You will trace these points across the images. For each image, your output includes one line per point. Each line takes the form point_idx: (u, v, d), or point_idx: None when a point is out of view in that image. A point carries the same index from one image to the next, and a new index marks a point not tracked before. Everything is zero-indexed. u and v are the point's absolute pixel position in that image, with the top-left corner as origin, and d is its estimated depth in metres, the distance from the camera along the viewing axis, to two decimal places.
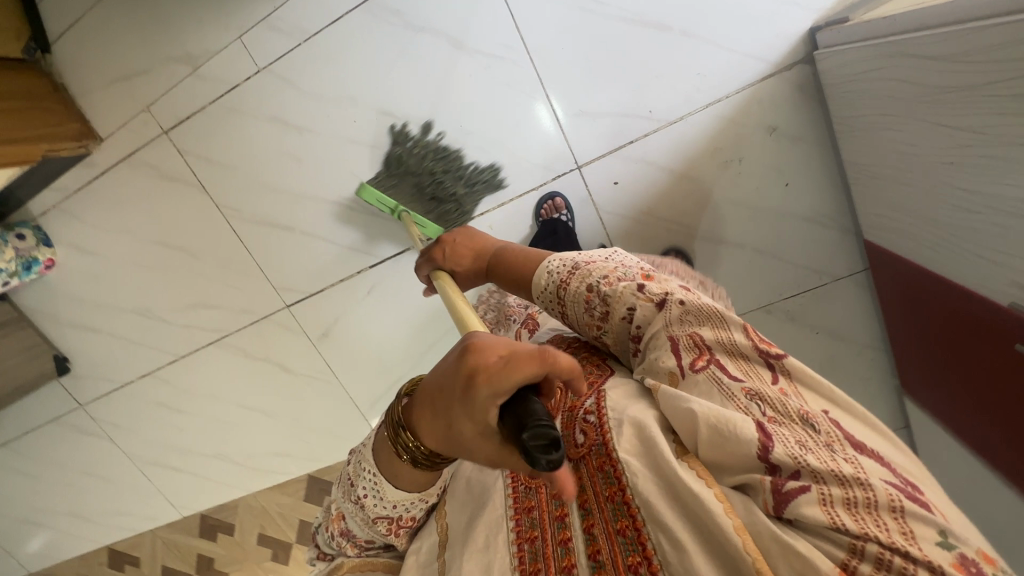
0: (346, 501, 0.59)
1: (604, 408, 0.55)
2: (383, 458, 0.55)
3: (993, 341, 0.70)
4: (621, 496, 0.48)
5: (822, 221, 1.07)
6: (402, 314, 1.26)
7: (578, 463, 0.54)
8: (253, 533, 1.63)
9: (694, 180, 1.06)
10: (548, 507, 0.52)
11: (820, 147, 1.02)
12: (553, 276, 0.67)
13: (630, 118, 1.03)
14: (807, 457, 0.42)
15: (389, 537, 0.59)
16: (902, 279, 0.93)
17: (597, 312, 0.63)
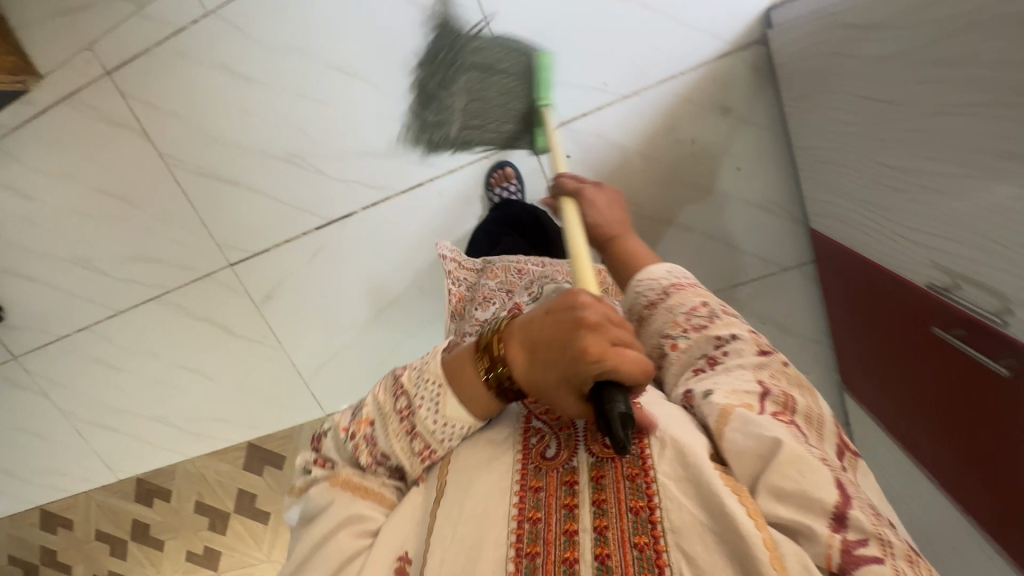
0: (387, 404, 0.55)
1: (642, 409, 0.50)
2: (460, 372, 0.53)
3: (924, 327, 0.70)
4: (649, 512, 0.44)
5: (772, 209, 1.06)
6: (348, 280, 1.23)
7: (598, 459, 0.49)
8: (190, 501, 1.60)
9: (644, 159, 1.05)
10: (558, 494, 0.48)
11: (773, 132, 1.00)
12: (665, 278, 0.61)
13: (582, 89, 1.02)
14: (880, 528, 0.41)
15: (409, 465, 0.55)
16: (844, 272, 0.93)
17: (692, 320, 0.56)
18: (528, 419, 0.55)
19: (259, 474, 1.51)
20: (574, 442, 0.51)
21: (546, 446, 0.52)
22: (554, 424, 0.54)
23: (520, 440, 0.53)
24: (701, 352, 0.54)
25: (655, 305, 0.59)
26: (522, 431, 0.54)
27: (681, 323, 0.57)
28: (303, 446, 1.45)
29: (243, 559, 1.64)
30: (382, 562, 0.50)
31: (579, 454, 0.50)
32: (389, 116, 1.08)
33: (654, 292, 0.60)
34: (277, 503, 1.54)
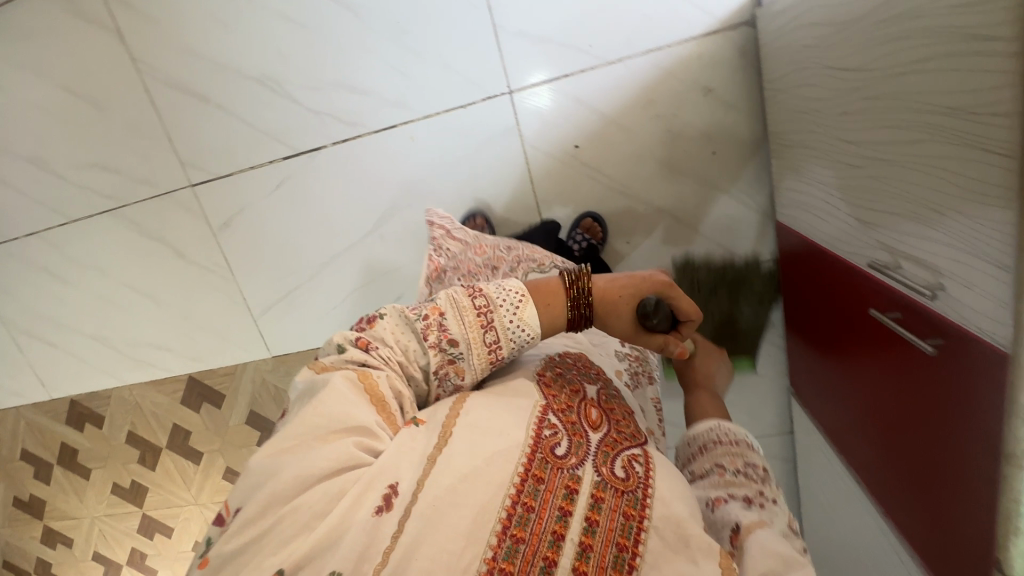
0: (462, 296, 0.55)
1: (654, 466, 0.50)
2: (552, 291, 0.56)
3: (864, 311, 0.69)
4: (631, 555, 0.44)
5: (743, 199, 1.04)
6: (309, 217, 1.20)
7: (603, 480, 0.48)
8: (123, 431, 1.56)
9: (621, 129, 1.03)
10: (557, 501, 0.46)
11: (752, 119, 0.99)
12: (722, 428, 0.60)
13: (567, 48, 1.00)
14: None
15: (475, 359, 0.54)
16: (797, 262, 0.92)
17: (752, 473, 0.54)
18: (545, 409, 0.53)
19: (196, 410, 1.48)
20: (584, 453, 0.50)
21: (557, 443, 0.50)
22: (569, 426, 0.52)
23: (534, 425, 0.51)
24: (750, 493, 0.52)
25: (712, 439, 0.59)
26: (534, 418, 0.51)
27: (738, 464, 0.55)
28: (244, 387, 1.42)
29: (167, 500, 1.64)
30: (371, 490, 0.44)
31: (586, 466, 0.49)
32: (369, 50, 1.05)
33: (722, 427, 0.60)
34: (211, 443, 1.51)
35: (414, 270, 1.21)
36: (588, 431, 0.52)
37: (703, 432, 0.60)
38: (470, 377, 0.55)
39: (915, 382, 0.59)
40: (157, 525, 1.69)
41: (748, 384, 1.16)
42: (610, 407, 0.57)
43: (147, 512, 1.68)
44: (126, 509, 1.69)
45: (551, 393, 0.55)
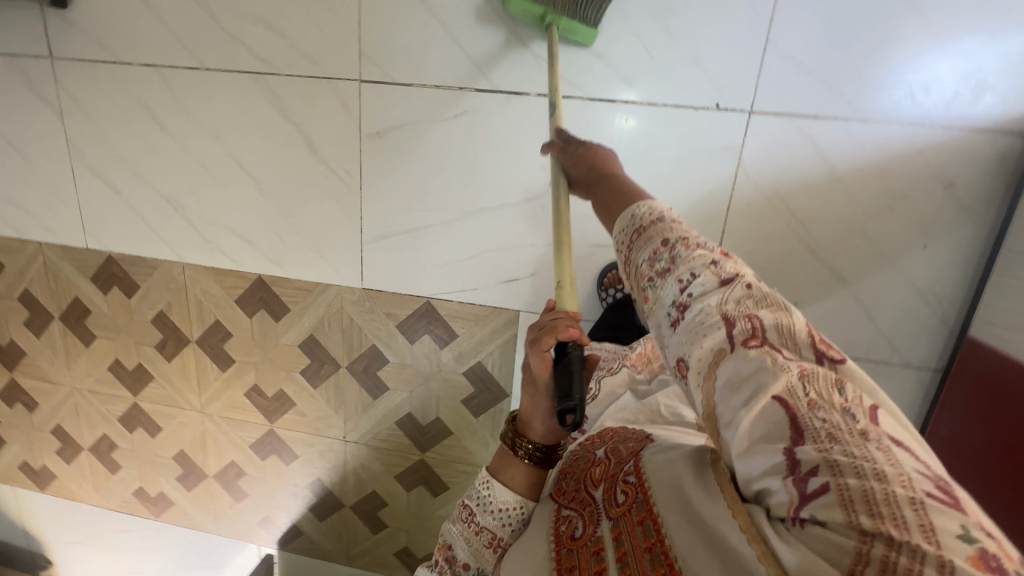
0: (451, 528, 0.74)
1: (642, 470, 0.59)
2: (510, 473, 0.72)
3: None
4: (659, 545, 0.49)
5: (930, 301, 1.01)
6: (476, 159, 1.10)
7: (615, 519, 0.57)
8: (153, 309, 1.39)
9: (844, 190, 0.98)
10: (590, 566, 0.54)
11: (978, 226, 0.95)
12: (640, 223, 0.63)
13: (829, 91, 0.94)
14: (830, 454, 0.38)
15: (484, 556, 0.70)
16: (993, 379, 0.92)
17: (659, 266, 0.58)
18: (560, 510, 0.65)
19: (249, 315, 1.33)
20: (595, 516, 0.60)
21: (575, 528, 0.61)
22: (580, 507, 0.63)
23: (554, 530, 0.63)
24: (668, 306, 0.54)
25: (632, 253, 0.62)
26: (557, 522, 0.64)
27: (652, 276, 0.58)
28: (314, 309, 1.29)
29: (168, 398, 1.47)
30: None
31: (601, 524, 0.58)
32: (623, 13, 0.97)
33: (629, 247, 0.62)
34: (249, 354, 1.37)
35: None
36: (594, 494, 0.63)
37: (625, 257, 0.64)
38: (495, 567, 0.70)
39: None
40: (143, 420, 1.52)
41: None
42: (615, 451, 0.68)
43: (139, 402, 1.50)
44: (116, 392, 1.50)
45: (562, 491, 0.68)
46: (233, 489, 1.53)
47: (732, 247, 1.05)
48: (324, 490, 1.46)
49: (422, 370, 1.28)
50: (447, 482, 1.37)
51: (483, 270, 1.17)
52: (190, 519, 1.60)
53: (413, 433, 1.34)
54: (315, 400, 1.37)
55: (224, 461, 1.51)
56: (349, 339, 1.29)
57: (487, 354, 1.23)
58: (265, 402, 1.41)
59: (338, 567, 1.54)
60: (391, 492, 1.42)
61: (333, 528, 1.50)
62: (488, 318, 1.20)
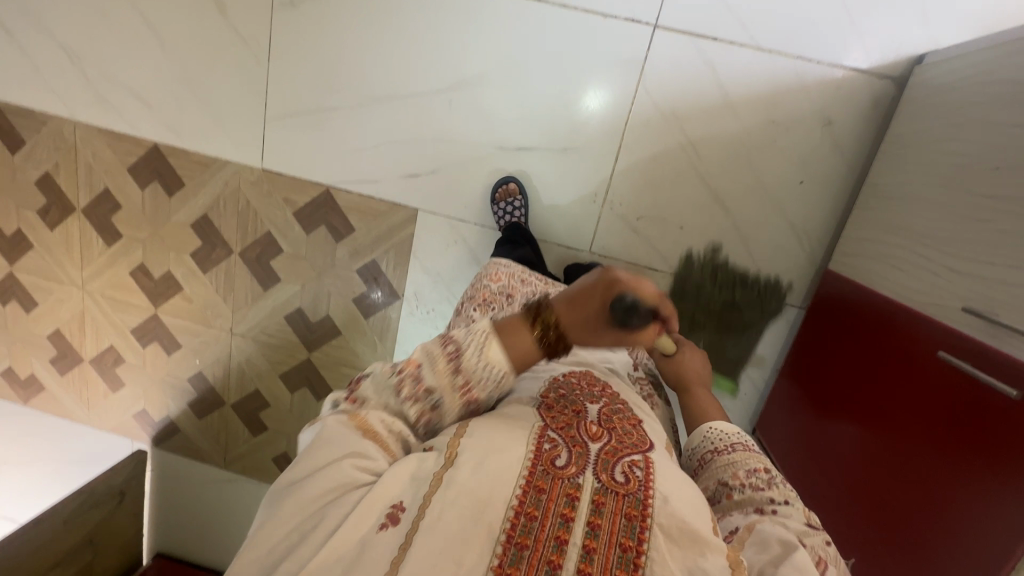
0: (432, 347, 0.52)
1: (653, 473, 0.47)
2: (520, 338, 0.51)
3: (912, 356, 0.73)
4: (636, 554, 0.40)
5: (801, 237, 1.05)
6: (388, 42, 1.08)
7: (604, 487, 0.45)
8: (38, 169, 1.30)
9: (734, 117, 1.02)
10: (558, 507, 0.43)
11: (849, 165, 1.00)
12: (733, 434, 0.61)
13: (728, 14, 0.97)
14: None
15: (448, 404, 0.51)
16: (832, 304, 0.97)
17: (755, 479, 0.54)
18: (543, 429, 0.50)
19: (142, 187, 1.27)
20: (583, 462, 0.47)
21: (558, 455, 0.47)
22: (568, 440, 0.50)
23: (534, 440, 0.48)
24: (757, 501, 0.51)
25: (717, 457, 0.59)
26: (533, 436, 0.49)
27: (742, 479, 0.54)
28: (211, 187, 1.24)
29: (48, 270, 1.39)
30: (374, 506, 0.41)
31: (586, 475, 0.46)
32: None
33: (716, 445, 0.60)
34: (139, 229, 1.30)
35: (462, 153, 1.12)
36: (587, 441, 0.50)
37: (709, 450, 0.60)
38: (453, 416, 0.52)
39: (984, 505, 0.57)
40: (19, 293, 1.43)
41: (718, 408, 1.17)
42: (610, 421, 0.55)
43: (15, 272, 1.41)
44: None
45: (552, 415, 0.54)
46: (110, 378, 1.46)
47: (626, 164, 1.07)
48: (205, 386, 1.41)
49: (315, 264, 1.25)
50: (332, 385, 1.35)
51: (386, 162, 1.16)
52: (61, 408, 1.52)
53: (302, 331, 1.31)
54: (204, 287, 1.32)
55: (102, 347, 1.43)
56: (244, 224, 1.25)
57: (383, 253, 1.21)
58: (151, 284, 1.35)
59: (215, 469, 1.51)
60: (274, 393, 1.39)
61: (212, 427, 1.45)
62: (386, 214, 1.19)
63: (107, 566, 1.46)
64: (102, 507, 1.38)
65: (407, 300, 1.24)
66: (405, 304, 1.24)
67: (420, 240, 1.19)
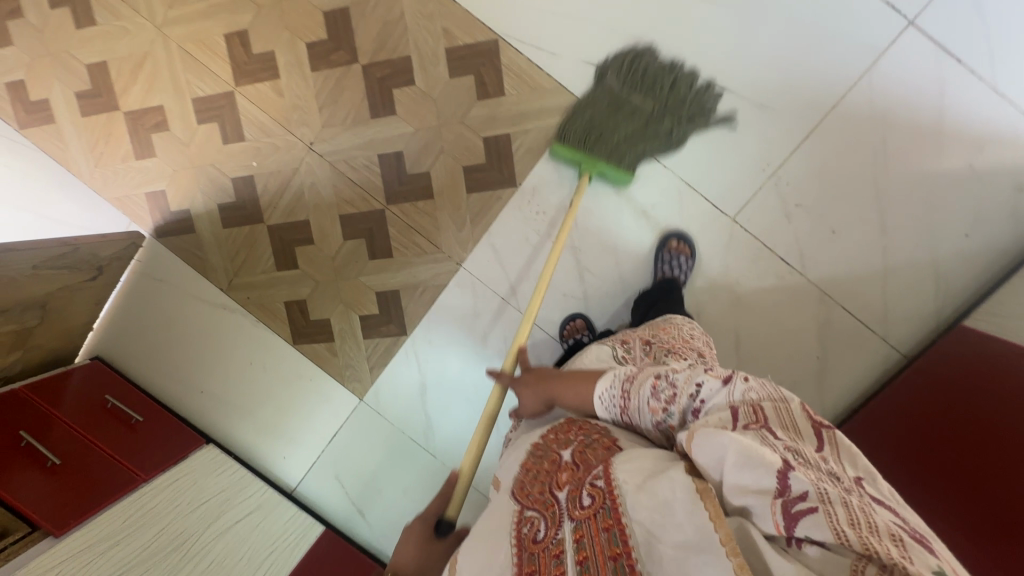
0: None
1: (612, 472, 0.50)
2: None
3: (958, 381, 0.91)
4: (627, 558, 0.43)
5: (939, 286, 1.04)
6: None
7: (580, 520, 0.48)
8: None
9: (936, 147, 1.00)
10: (548, 569, 0.46)
11: (1017, 237, 1.00)
12: (618, 382, 0.62)
13: (981, 44, 0.95)
14: (821, 486, 0.38)
15: None
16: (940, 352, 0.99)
17: (659, 398, 0.56)
18: (522, 509, 0.54)
19: None
20: (558, 518, 0.50)
21: (537, 530, 0.51)
22: (543, 506, 0.53)
23: (514, 532, 0.52)
24: (686, 419, 0.53)
25: (629, 394, 0.59)
26: (513, 524, 0.53)
27: (658, 406, 0.56)
28: None
29: None
30: None
31: (563, 527, 0.49)
32: None
33: (623, 396, 0.60)
34: None
35: None
36: (557, 493, 0.53)
37: (618, 406, 0.61)
38: None
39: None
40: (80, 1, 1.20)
41: None
42: (582, 453, 0.57)
43: None
44: None
45: (526, 489, 0.57)
46: (141, 141, 1.24)
47: (813, 146, 1.03)
48: (249, 194, 1.23)
49: (442, 113, 1.12)
50: (393, 250, 1.20)
51: (574, 39, 1.06)
52: (62, 149, 1.27)
53: (391, 178, 1.17)
54: (303, 85, 1.15)
55: (150, 103, 1.22)
56: (386, 36, 1.10)
57: (521, 131, 1.10)
58: (244, 57, 1.16)
59: (212, 289, 1.31)
60: (324, 231, 1.22)
61: (233, 242, 1.26)
62: (547, 92, 1.08)
63: (44, 345, 1.22)
64: (77, 274, 1.17)
65: (521, 192, 1.13)
66: (518, 195, 1.13)
67: None
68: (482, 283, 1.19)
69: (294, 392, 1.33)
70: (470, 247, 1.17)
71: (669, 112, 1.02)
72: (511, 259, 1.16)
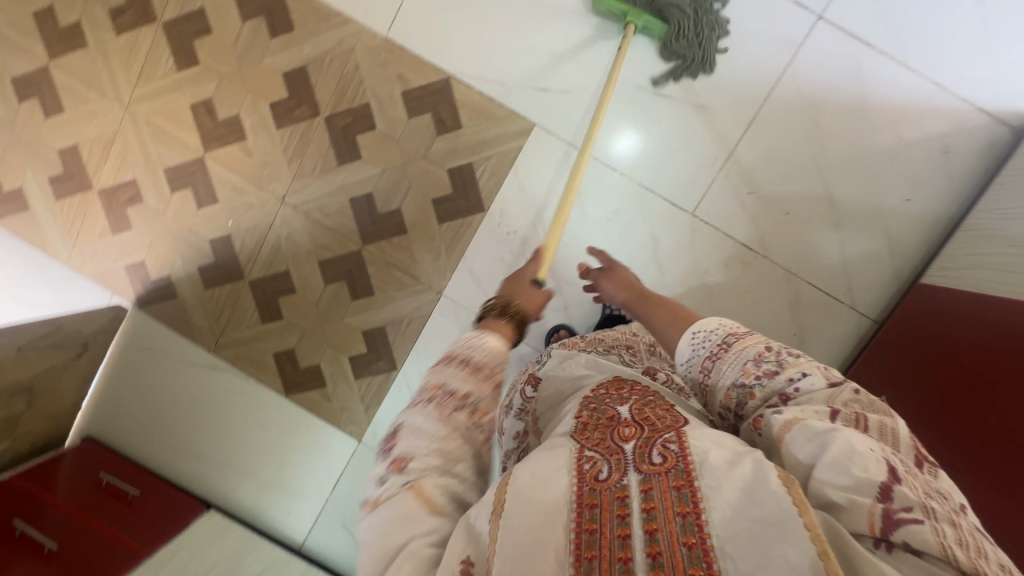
0: None
1: (685, 436, 0.43)
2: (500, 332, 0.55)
3: (953, 327, 0.92)
4: (695, 516, 0.37)
5: (893, 250, 1.10)
6: None
7: (649, 475, 0.41)
8: None
9: (865, 122, 1.07)
10: (611, 511, 0.39)
11: (953, 195, 1.07)
12: (716, 332, 0.55)
13: (886, 27, 1.05)
14: (926, 502, 0.35)
15: None
16: (908, 313, 1.04)
17: (759, 366, 0.50)
18: (580, 448, 0.45)
19: (244, 19, 1.18)
20: (624, 467, 0.42)
21: (599, 470, 0.42)
22: (605, 451, 0.44)
23: (574, 464, 0.43)
24: (771, 396, 0.49)
25: (720, 357, 0.53)
26: (571, 456, 0.44)
27: (753, 372, 0.50)
28: (322, 40, 1.17)
29: (93, 76, 1.23)
30: None
31: (630, 476, 0.41)
32: None
33: (710, 355, 0.54)
34: (221, 62, 1.20)
35: (599, 82, 1.13)
36: (620, 442, 0.44)
37: (703, 354, 0.55)
38: None
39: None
40: (46, 91, 1.25)
41: None
42: (645, 410, 0.48)
43: (52, 68, 1.24)
44: (27, 47, 1.24)
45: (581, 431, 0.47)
46: (116, 216, 1.28)
47: (754, 137, 1.10)
48: (228, 253, 1.26)
49: (405, 151, 1.18)
50: (374, 287, 1.23)
51: (519, 68, 1.14)
52: (38, 233, 1.30)
53: (364, 218, 1.21)
54: (270, 142, 1.21)
55: (122, 179, 1.26)
56: (344, 88, 1.17)
57: (482, 158, 1.16)
58: (210, 124, 1.22)
59: (199, 351, 1.32)
60: (305, 279, 1.25)
61: (216, 302, 1.28)
62: (501, 120, 1.15)
63: (33, 432, 1.21)
64: (62, 353, 1.18)
65: (490, 216, 1.18)
66: (487, 218, 1.18)
67: (526, 156, 1.15)
68: (465, 308, 1.22)
69: (292, 443, 1.32)
70: (449, 274, 1.21)
71: (682, 35, 1.05)
72: (490, 282, 1.20)
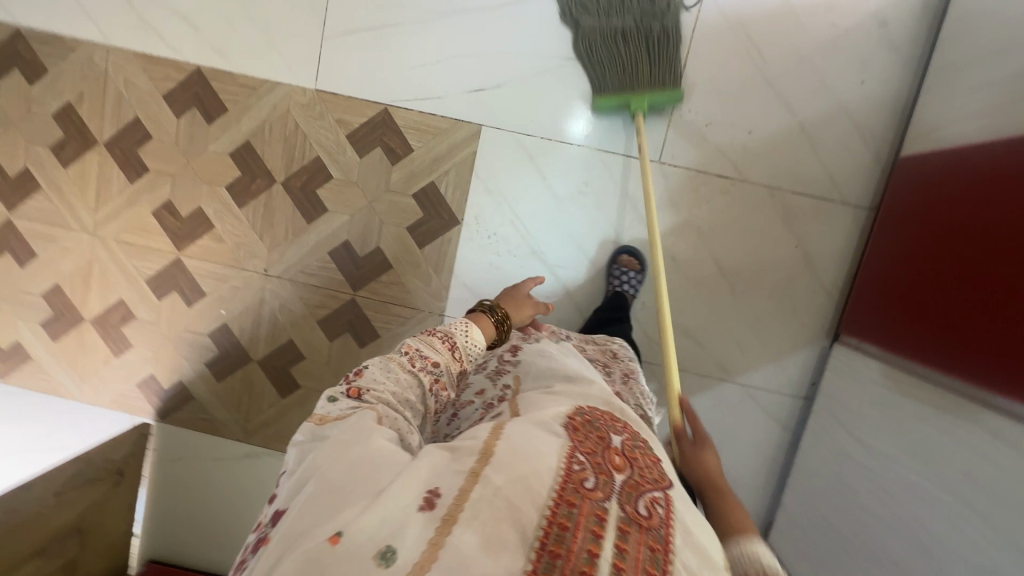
0: None
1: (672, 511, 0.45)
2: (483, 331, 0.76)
3: (941, 195, 0.92)
4: None
5: (863, 135, 1.09)
6: None
7: (629, 517, 0.42)
8: (58, 100, 1.21)
9: (796, 21, 1.07)
10: (587, 525, 0.40)
11: (905, 64, 1.07)
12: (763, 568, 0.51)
13: None
14: None
15: None
16: (899, 189, 1.03)
17: None
18: (575, 446, 0.46)
19: (178, 115, 1.20)
20: (612, 488, 0.44)
21: (587, 477, 0.44)
22: (596, 465, 0.45)
23: (565, 459, 0.44)
24: None
25: None
26: (563, 452, 0.45)
27: None
28: (256, 111, 1.18)
29: (54, 213, 1.25)
30: None
31: (614, 501, 0.43)
32: None
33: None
34: (169, 162, 1.21)
35: (530, 65, 1.13)
36: (611, 469, 0.46)
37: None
38: None
39: (963, 422, 0.78)
40: (14, 241, 1.27)
41: (795, 319, 1.13)
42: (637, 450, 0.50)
43: (14, 218, 1.26)
44: None
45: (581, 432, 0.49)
46: (114, 339, 1.28)
47: (695, 70, 1.10)
48: (229, 341, 1.26)
49: (367, 191, 1.18)
50: (377, 330, 1.23)
51: (450, 77, 1.15)
52: (45, 378, 1.31)
53: (348, 267, 1.21)
54: (237, 223, 1.22)
55: (110, 302, 1.27)
56: (291, 150, 1.18)
57: (442, 174, 1.16)
58: (177, 223, 1.23)
59: (230, 443, 1.31)
60: (308, 342, 1.25)
61: (233, 391, 1.28)
62: (448, 132, 1.15)
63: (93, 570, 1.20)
64: (99, 485, 1.18)
65: (466, 225, 1.18)
66: (465, 229, 1.18)
67: (483, 159, 1.16)
68: None
69: None
70: (444, 294, 1.20)
71: None
72: (487, 289, 1.19)
